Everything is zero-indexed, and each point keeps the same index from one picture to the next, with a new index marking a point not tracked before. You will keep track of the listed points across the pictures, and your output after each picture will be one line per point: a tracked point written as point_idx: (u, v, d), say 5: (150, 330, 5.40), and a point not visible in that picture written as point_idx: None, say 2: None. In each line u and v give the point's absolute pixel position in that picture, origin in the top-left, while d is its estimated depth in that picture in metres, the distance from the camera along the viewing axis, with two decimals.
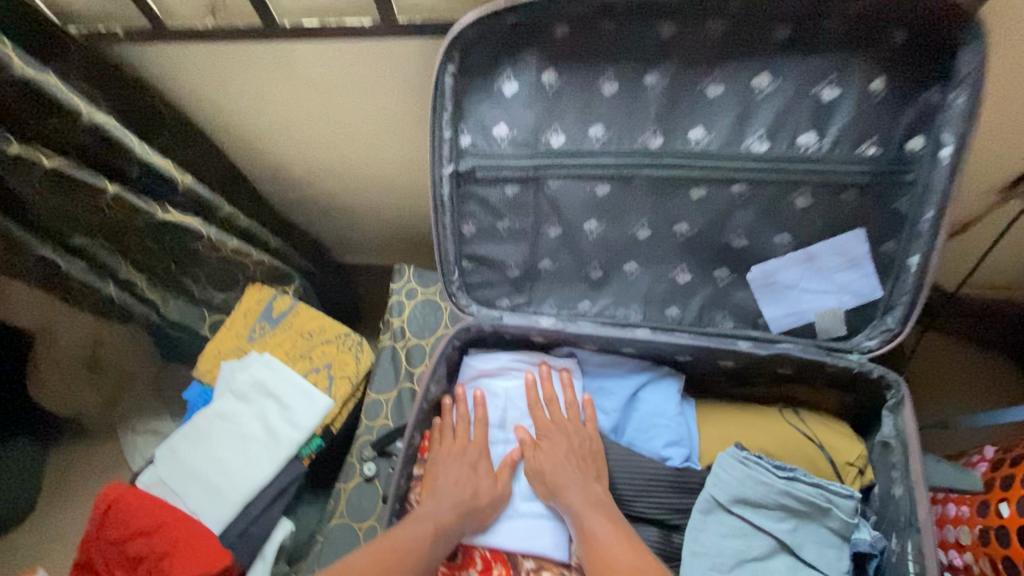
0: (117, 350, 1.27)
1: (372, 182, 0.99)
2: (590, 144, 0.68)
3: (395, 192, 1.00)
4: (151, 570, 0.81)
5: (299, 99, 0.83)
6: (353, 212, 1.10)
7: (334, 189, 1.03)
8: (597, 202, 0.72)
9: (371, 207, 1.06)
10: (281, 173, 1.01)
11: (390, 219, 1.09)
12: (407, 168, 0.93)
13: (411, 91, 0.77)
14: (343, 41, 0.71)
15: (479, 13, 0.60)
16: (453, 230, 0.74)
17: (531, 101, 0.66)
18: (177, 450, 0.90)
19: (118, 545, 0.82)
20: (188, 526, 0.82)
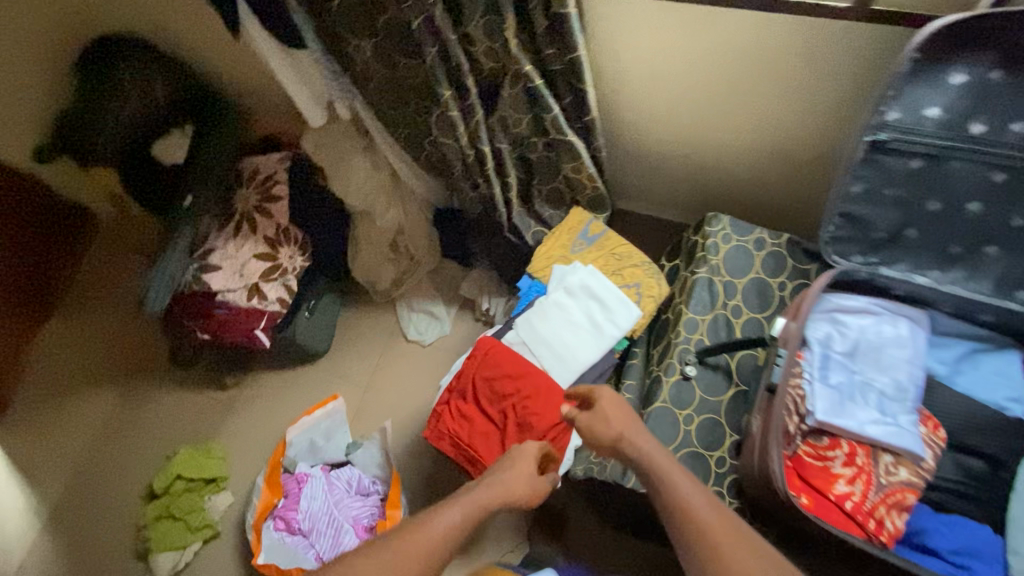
0: (419, 236, 1.52)
1: (718, 146, 1.12)
2: (1010, 139, 0.78)
3: (735, 156, 1.13)
4: (515, 405, 1.04)
5: (708, 63, 0.97)
6: (670, 174, 1.23)
7: (672, 149, 1.17)
8: (992, 188, 0.82)
9: (697, 170, 1.19)
10: (627, 129, 1.15)
11: (704, 185, 1.22)
12: (768, 133, 1.06)
13: (827, 62, 0.91)
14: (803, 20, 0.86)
15: (964, 16, 0.70)
16: (843, 188, 0.88)
17: (969, 92, 0.76)
18: (529, 323, 1.12)
19: (489, 381, 1.06)
20: (544, 381, 1.05)
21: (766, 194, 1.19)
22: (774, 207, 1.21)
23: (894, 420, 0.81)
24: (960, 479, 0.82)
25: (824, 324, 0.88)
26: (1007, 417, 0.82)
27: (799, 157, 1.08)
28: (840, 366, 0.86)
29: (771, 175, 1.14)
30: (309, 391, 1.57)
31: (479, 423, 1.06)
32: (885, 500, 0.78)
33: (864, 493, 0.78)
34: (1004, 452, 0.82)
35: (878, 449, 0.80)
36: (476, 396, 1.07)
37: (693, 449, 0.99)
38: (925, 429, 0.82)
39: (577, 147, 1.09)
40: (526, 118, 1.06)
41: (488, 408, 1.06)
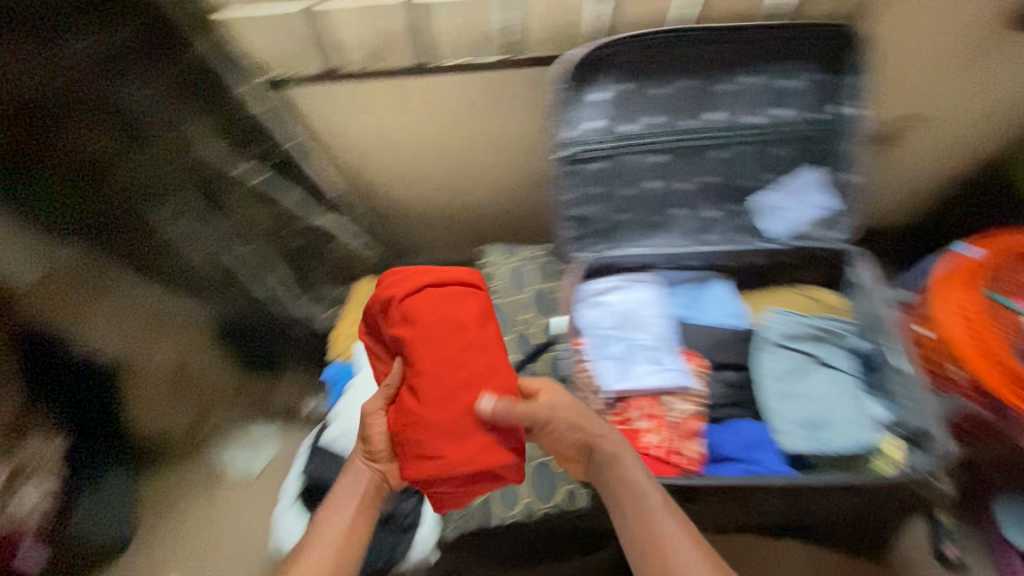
0: (207, 375, 1.12)
1: (454, 184, 1.22)
2: (648, 130, 1.04)
3: (472, 188, 1.24)
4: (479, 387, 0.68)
5: (415, 119, 1.08)
6: (430, 216, 1.31)
7: (421, 196, 1.25)
8: (655, 166, 1.08)
9: (450, 208, 1.28)
10: (376, 187, 1.23)
11: (463, 220, 1.32)
12: (491, 166, 1.18)
13: (508, 100, 1.05)
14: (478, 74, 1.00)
15: (578, 52, 0.94)
16: (560, 198, 1.06)
17: (608, 105, 1.02)
18: (348, 409, 1.09)
19: (458, 330, 0.68)
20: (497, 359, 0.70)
21: (518, 214, 1.31)
22: (532, 222, 1.33)
23: (661, 367, 0.98)
24: (725, 392, 1.00)
25: (585, 312, 1.04)
26: (732, 331, 1.04)
27: (527, 179, 1.22)
28: (614, 339, 1.02)
29: (517, 197, 1.26)
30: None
31: (416, 394, 0.67)
32: (681, 434, 0.92)
33: (658, 437, 0.92)
34: (741, 358, 1.03)
35: (657, 394, 0.96)
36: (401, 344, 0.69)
37: (536, 459, 1.05)
38: (693, 363, 0.99)
39: (329, 226, 1.15)
40: (262, 214, 1.05)
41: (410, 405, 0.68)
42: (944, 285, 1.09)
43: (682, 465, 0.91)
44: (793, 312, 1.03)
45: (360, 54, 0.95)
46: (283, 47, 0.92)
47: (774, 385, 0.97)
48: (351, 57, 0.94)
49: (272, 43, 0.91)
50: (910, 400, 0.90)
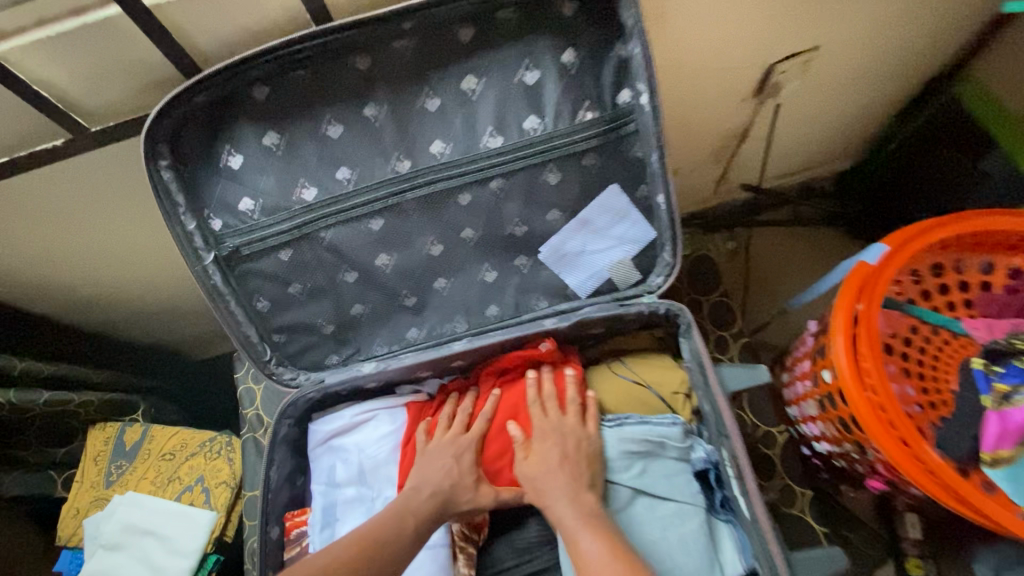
0: None
1: (155, 291, 0.96)
2: (344, 187, 0.68)
3: (179, 291, 0.97)
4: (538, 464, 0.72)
5: (28, 234, 0.76)
6: (157, 322, 1.05)
7: (131, 308, 0.99)
8: (378, 237, 0.72)
9: (172, 312, 1.03)
10: (63, 312, 0.96)
11: (200, 318, 1.06)
12: (177, 266, 0.90)
13: (124, 185, 0.72)
14: (41, 168, 0.66)
15: (162, 103, 0.58)
16: (246, 310, 0.73)
17: (263, 167, 0.66)
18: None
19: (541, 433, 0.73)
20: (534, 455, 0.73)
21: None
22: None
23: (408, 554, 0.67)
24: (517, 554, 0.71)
25: (323, 464, 0.74)
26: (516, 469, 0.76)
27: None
28: (355, 506, 0.71)
29: None
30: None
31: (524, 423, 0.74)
32: None
33: None
34: None
35: None
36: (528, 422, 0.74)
37: None
38: (457, 527, 0.70)
39: None
40: None
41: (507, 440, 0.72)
42: (846, 324, 0.72)
43: None
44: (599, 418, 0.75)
45: None
46: None
47: None
48: None
49: None
50: (764, 557, 0.61)
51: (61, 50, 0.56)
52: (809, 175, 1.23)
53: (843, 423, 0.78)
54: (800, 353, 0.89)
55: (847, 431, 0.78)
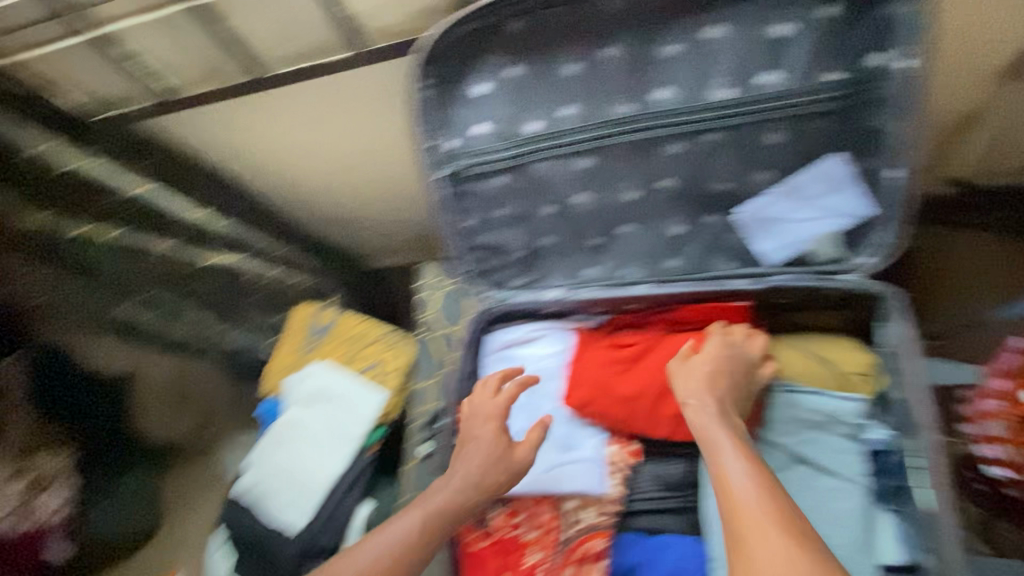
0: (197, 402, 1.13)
1: (357, 206, 1.09)
2: (567, 123, 0.74)
3: (373, 209, 1.09)
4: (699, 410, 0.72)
5: (288, 132, 0.92)
6: (351, 234, 1.21)
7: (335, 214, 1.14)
8: (582, 174, 0.77)
9: (364, 228, 1.17)
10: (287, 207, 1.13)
11: (385, 239, 1.19)
12: (381, 187, 1.01)
13: (364, 103, 0.83)
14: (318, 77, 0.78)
15: (440, 29, 0.67)
16: (456, 225, 0.81)
17: (502, 96, 0.72)
18: (265, 455, 1.04)
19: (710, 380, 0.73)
20: None
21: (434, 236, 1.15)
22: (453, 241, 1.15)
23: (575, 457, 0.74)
24: (664, 493, 0.74)
25: (496, 368, 0.83)
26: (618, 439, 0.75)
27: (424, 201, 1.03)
28: (520, 410, 0.80)
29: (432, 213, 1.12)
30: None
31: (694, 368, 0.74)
32: (568, 560, 0.69)
33: (553, 555, 0.70)
34: (692, 444, 0.75)
35: (559, 495, 0.73)
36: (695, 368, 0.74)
37: None
38: (614, 448, 0.75)
39: (228, 262, 1.07)
40: (140, 264, 0.96)
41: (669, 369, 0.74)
42: None
43: None
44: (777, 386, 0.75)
45: (199, 70, 0.79)
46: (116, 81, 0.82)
47: None
48: (192, 80, 0.80)
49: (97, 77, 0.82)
50: (933, 551, 0.60)
51: None
52: None
53: None
54: (994, 370, 0.82)
55: None
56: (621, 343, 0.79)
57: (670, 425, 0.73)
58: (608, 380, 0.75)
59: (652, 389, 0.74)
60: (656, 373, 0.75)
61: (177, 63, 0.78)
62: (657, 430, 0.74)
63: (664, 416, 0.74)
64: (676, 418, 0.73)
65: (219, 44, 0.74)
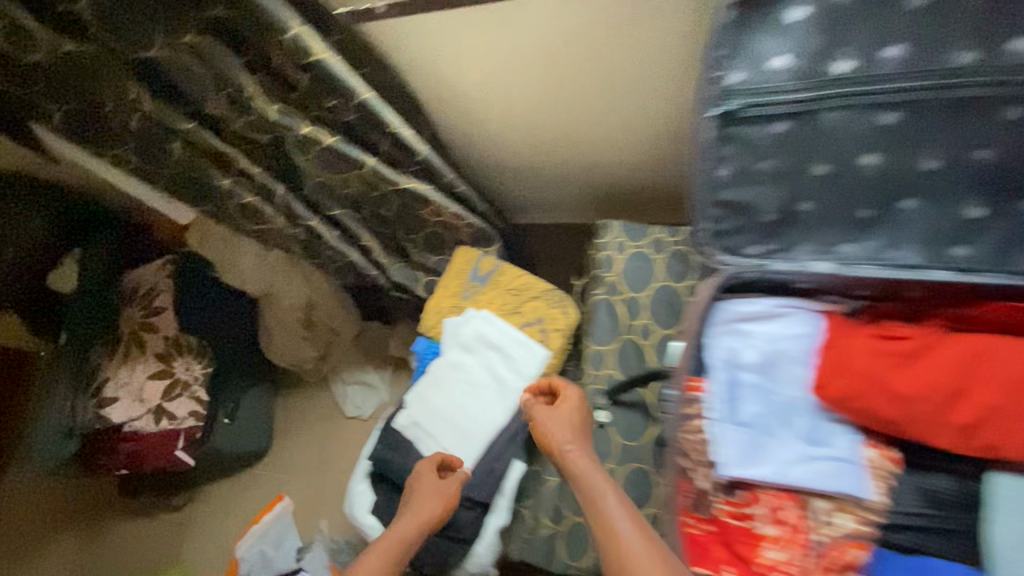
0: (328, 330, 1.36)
1: (547, 145, 1.02)
2: (886, 68, 0.63)
3: (566, 151, 1.03)
4: (1000, 424, 0.60)
5: (514, 55, 0.84)
6: (522, 177, 1.14)
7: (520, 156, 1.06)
8: (880, 133, 0.66)
9: (542, 172, 1.10)
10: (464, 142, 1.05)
11: (558, 187, 1.12)
12: (589, 126, 0.95)
13: (633, 29, 0.76)
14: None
15: None
16: (709, 174, 0.72)
17: (817, 26, 0.63)
18: (423, 394, 1.01)
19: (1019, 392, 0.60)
20: (1008, 415, 0.60)
21: (619, 183, 1.08)
22: (638, 190, 1.09)
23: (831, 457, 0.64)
24: (929, 510, 0.65)
25: (726, 340, 0.71)
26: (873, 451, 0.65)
27: (638, 147, 0.97)
28: (753, 392, 0.70)
29: (625, 171, 1.03)
30: (242, 499, 1.48)
31: (996, 374, 0.61)
32: (826, 567, 0.61)
33: (802, 558, 0.62)
34: (967, 459, 0.65)
35: (809, 496, 0.63)
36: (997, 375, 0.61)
37: None
38: (876, 454, 0.65)
39: (422, 191, 0.95)
40: (340, 176, 0.87)
41: (962, 373, 0.62)
42: None
43: None
44: None
45: None
46: None
47: None
48: None
49: None
50: None
51: None
52: None
53: None
54: None
55: None
56: (890, 333, 0.67)
57: (954, 436, 0.62)
58: (880, 374, 0.64)
59: (937, 393, 0.62)
60: (945, 374, 0.62)
61: None
62: (932, 438, 0.63)
63: (949, 424, 0.62)
64: (962, 429, 0.62)
65: None
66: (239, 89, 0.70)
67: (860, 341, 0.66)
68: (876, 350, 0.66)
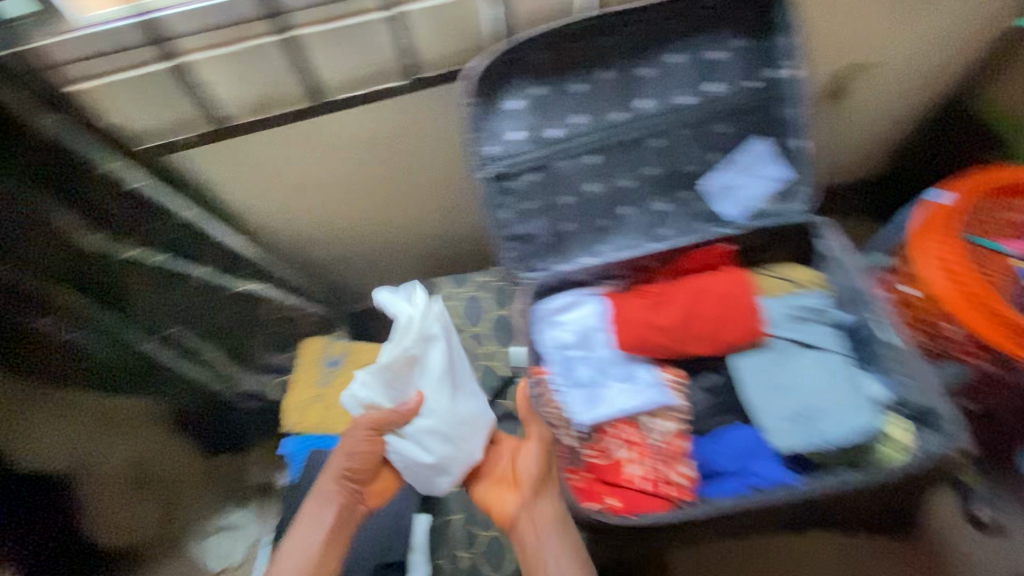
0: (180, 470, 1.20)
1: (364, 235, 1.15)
2: (578, 129, 0.95)
3: (383, 239, 1.17)
4: (717, 327, 0.91)
5: (312, 165, 0.98)
6: (350, 270, 1.24)
7: (342, 251, 1.18)
8: (591, 168, 0.99)
9: (365, 260, 1.21)
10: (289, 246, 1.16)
11: (384, 270, 1.25)
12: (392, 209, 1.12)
13: (407, 130, 0.96)
14: (364, 105, 0.90)
15: (485, 58, 0.86)
16: (495, 218, 0.96)
17: (528, 109, 0.92)
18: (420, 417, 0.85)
19: (718, 304, 0.92)
20: (720, 319, 0.91)
21: (439, 256, 1.25)
22: (450, 258, 1.27)
23: (642, 387, 0.89)
24: (714, 398, 0.92)
25: (547, 332, 0.96)
26: (667, 376, 0.91)
27: (444, 217, 1.16)
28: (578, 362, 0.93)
29: (429, 243, 1.21)
30: None
31: (704, 297, 0.92)
32: (664, 459, 0.84)
33: (646, 465, 0.84)
34: (716, 359, 0.95)
35: (635, 415, 0.88)
36: (707, 300, 0.92)
37: None
38: (668, 374, 0.91)
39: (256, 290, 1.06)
40: (172, 291, 0.92)
41: (687, 303, 0.92)
42: (947, 225, 0.98)
43: (674, 495, 0.82)
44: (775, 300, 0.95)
45: (247, 101, 0.86)
46: (156, 114, 0.84)
47: (764, 377, 0.89)
48: (240, 111, 0.87)
49: (139, 109, 0.82)
50: (911, 380, 0.81)
51: (430, 18, 0.81)
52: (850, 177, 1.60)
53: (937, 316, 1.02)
54: None
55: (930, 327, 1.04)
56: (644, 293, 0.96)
57: (699, 344, 0.92)
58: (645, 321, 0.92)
59: (680, 319, 0.92)
60: (679, 306, 0.92)
61: (228, 100, 0.85)
62: (692, 351, 0.92)
63: (694, 336, 0.91)
64: (702, 337, 0.91)
65: (278, 75, 0.84)
66: (59, 222, 0.74)
67: (629, 304, 0.95)
68: (639, 307, 0.94)
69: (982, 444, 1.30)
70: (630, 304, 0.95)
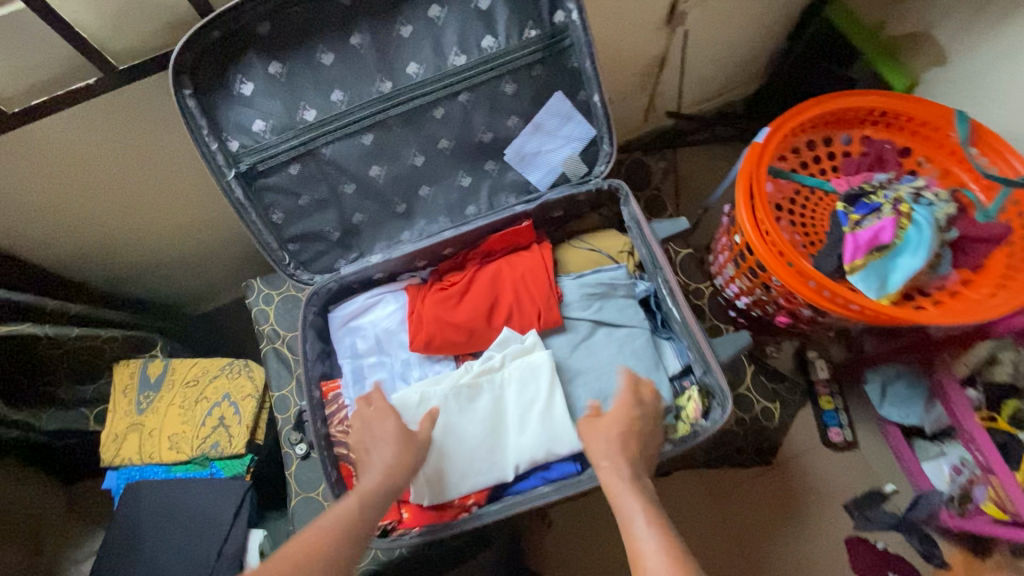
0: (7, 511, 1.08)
1: (156, 238, 1.06)
2: (338, 107, 0.82)
3: (182, 237, 1.09)
4: (509, 314, 0.88)
5: (43, 182, 0.85)
6: (161, 269, 1.15)
7: (139, 258, 1.09)
8: (368, 150, 0.86)
9: (172, 262, 1.13)
10: (71, 266, 1.04)
11: (197, 266, 1.18)
12: (176, 208, 1.02)
13: (137, 128, 0.84)
14: (66, 112, 0.76)
15: (185, 38, 0.71)
16: (264, 221, 0.86)
17: (270, 91, 0.79)
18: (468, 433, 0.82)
19: (509, 290, 0.89)
20: (512, 304, 0.89)
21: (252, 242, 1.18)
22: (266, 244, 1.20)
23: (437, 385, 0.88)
24: None
25: (344, 340, 0.92)
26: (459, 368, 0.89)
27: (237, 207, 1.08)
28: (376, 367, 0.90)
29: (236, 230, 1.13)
30: None
31: (495, 284, 0.89)
32: None
33: None
34: None
35: None
36: (496, 286, 0.89)
37: None
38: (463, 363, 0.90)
39: (24, 331, 0.89)
40: None
41: (478, 292, 0.89)
42: (761, 168, 0.94)
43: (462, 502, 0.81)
44: (582, 275, 0.93)
45: None
46: None
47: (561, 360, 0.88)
48: None
49: None
50: (695, 347, 0.82)
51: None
52: (715, 103, 1.52)
53: (756, 267, 0.98)
54: (721, 234, 1.10)
55: (756, 277, 1.00)
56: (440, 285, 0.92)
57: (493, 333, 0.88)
58: (436, 315, 0.88)
59: (471, 310, 0.88)
60: (470, 296, 0.89)
61: None
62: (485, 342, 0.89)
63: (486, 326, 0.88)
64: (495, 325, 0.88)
65: None
66: None
67: (422, 299, 0.90)
68: (431, 301, 0.89)
69: (834, 366, 1.35)
70: (424, 299, 0.90)
